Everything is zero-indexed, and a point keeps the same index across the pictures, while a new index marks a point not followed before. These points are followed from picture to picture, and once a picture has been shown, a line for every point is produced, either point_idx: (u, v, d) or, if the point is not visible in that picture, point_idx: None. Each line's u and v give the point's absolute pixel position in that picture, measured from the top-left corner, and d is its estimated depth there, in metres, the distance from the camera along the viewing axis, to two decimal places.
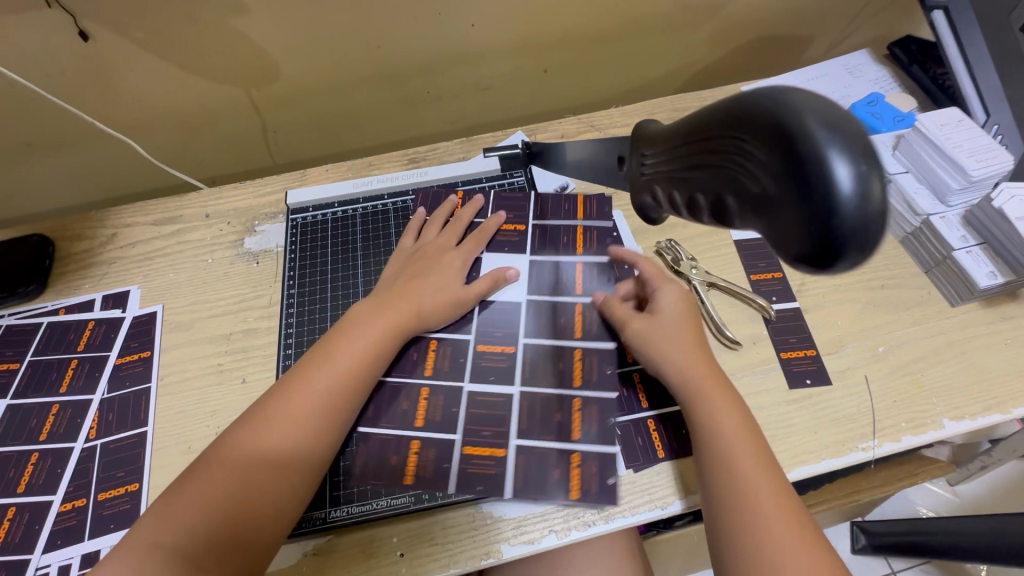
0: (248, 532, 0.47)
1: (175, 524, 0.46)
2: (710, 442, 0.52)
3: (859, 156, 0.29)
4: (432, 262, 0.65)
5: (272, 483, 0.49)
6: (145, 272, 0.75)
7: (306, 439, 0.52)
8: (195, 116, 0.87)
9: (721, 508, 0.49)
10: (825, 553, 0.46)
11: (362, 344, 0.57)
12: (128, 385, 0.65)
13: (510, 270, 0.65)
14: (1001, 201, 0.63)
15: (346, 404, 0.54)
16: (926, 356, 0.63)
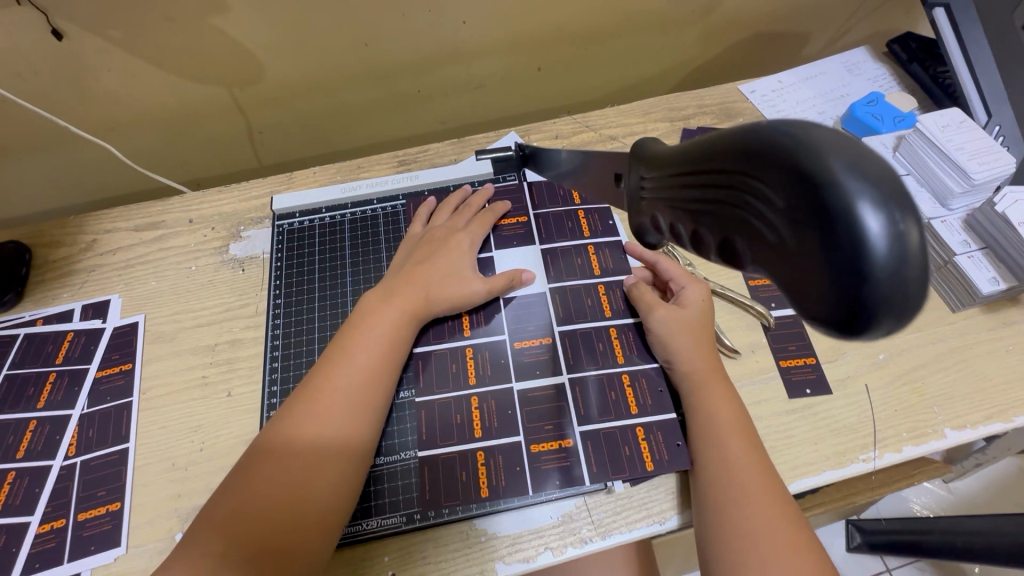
0: (298, 535, 0.45)
1: (219, 532, 0.44)
2: (709, 439, 0.52)
3: (895, 206, 0.21)
4: (439, 246, 0.64)
5: (317, 481, 0.47)
6: (126, 280, 0.72)
7: (342, 432, 0.49)
8: (177, 116, 0.84)
9: (709, 507, 0.48)
10: (819, 566, 0.44)
11: (379, 339, 0.55)
12: (109, 399, 0.63)
13: (525, 273, 0.65)
14: (1004, 205, 0.62)
15: (373, 393, 0.52)
16: (927, 363, 0.62)
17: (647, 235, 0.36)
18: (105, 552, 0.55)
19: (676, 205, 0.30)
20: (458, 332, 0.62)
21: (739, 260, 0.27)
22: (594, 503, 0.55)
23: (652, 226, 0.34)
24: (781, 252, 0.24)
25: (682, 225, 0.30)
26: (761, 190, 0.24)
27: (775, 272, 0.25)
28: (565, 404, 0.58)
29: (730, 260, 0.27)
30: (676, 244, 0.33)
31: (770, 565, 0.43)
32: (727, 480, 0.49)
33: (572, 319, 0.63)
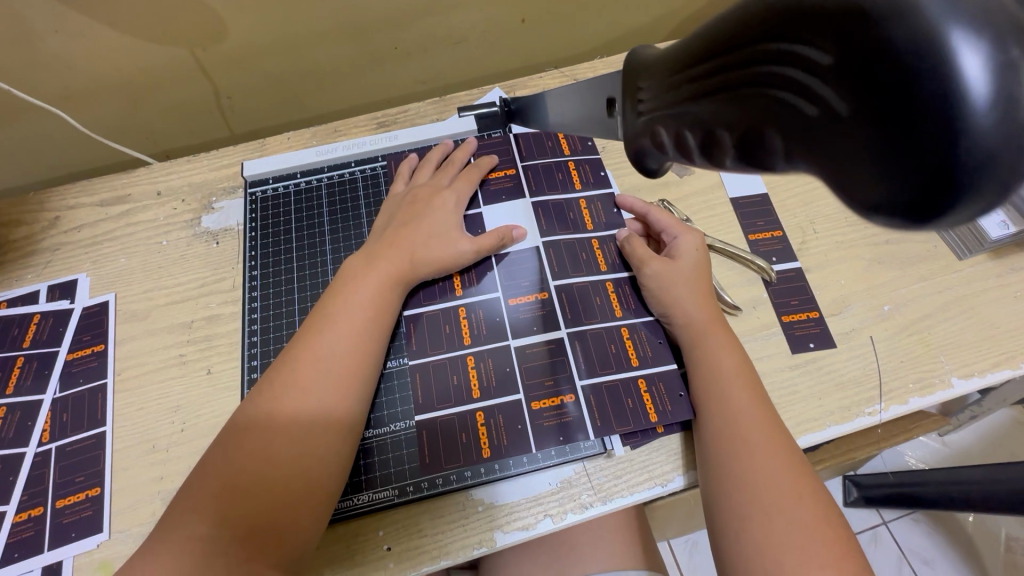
0: (288, 509, 0.42)
1: (203, 515, 0.41)
2: (711, 392, 0.50)
3: (1003, 34, 0.17)
4: (423, 206, 0.60)
5: (307, 450, 0.44)
6: (93, 257, 0.68)
7: (329, 400, 0.47)
8: (139, 82, 0.78)
9: (714, 462, 0.47)
10: (829, 517, 0.42)
11: (362, 299, 0.52)
12: (81, 382, 0.60)
13: (517, 229, 0.61)
14: None
15: (361, 357, 0.50)
16: (933, 313, 0.60)
17: (652, 159, 0.34)
18: (86, 539, 0.52)
19: (688, 109, 0.28)
20: (449, 292, 0.59)
21: (768, 155, 0.24)
22: (594, 468, 0.53)
23: (657, 145, 0.32)
24: (829, 127, 0.21)
25: (696, 128, 0.28)
26: (804, 57, 0.21)
27: (822, 155, 0.22)
28: (566, 357, 0.56)
29: (757, 158, 0.25)
30: (685, 160, 0.31)
31: (777, 516, 0.42)
32: (733, 432, 0.47)
33: (567, 273, 0.60)
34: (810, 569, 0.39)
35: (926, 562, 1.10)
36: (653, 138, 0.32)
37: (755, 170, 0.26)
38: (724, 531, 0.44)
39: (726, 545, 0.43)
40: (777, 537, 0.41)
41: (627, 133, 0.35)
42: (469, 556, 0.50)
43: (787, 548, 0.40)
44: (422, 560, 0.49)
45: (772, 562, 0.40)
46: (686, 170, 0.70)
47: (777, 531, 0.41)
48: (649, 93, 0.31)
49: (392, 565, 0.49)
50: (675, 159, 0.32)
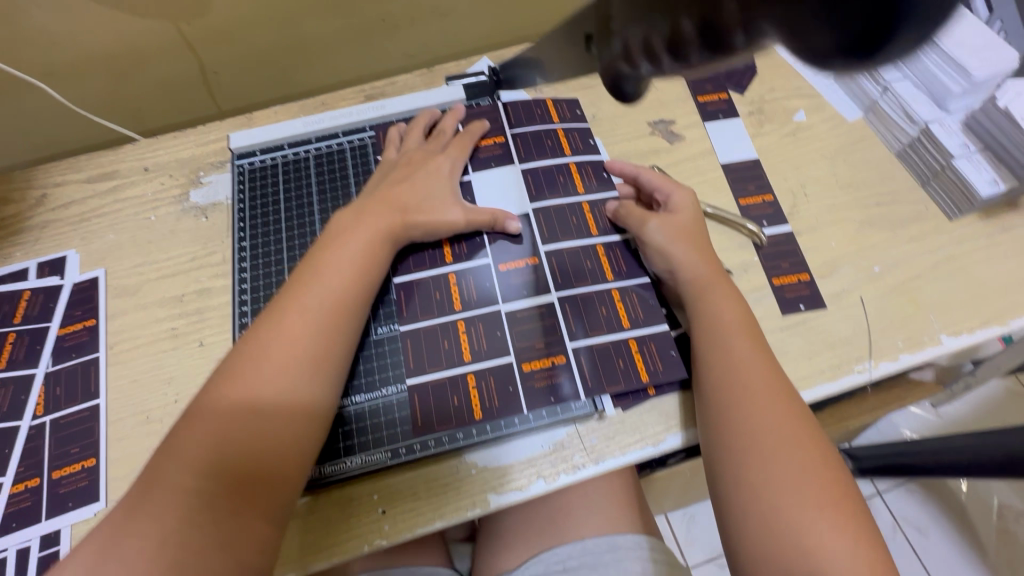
0: (275, 459, 0.43)
1: (187, 465, 0.41)
2: (712, 342, 0.50)
3: None
4: (418, 168, 0.60)
5: (292, 401, 0.45)
6: (82, 234, 0.68)
7: (314, 353, 0.47)
8: (122, 57, 0.77)
9: (712, 411, 0.47)
10: (826, 459, 0.43)
11: (348, 256, 0.52)
12: (74, 356, 0.60)
13: (512, 219, 0.59)
14: (1007, 101, 0.59)
15: (346, 311, 0.50)
16: (924, 273, 0.60)
17: (627, 84, 0.30)
18: (83, 508, 0.53)
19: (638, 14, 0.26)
20: (439, 260, 0.59)
21: (732, 27, 0.21)
22: (586, 430, 0.53)
23: (628, 64, 0.28)
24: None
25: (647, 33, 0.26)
26: None
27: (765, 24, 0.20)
28: (557, 320, 0.56)
29: (721, 40, 0.22)
30: (658, 73, 0.27)
31: (774, 460, 0.43)
32: (730, 381, 0.47)
33: (557, 237, 0.60)
34: (806, 509, 0.41)
35: (919, 530, 1.10)
36: (624, 57, 0.28)
37: (725, 57, 0.23)
38: (721, 477, 0.45)
39: (723, 489, 0.44)
40: (774, 480, 0.42)
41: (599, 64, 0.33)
42: (466, 517, 0.50)
43: (783, 490, 0.42)
44: (418, 522, 0.50)
45: (768, 504, 0.42)
46: (677, 137, 0.70)
47: (774, 475, 0.42)
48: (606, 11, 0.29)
49: (388, 528, 0.50)
50: (648, 75, 0.28)
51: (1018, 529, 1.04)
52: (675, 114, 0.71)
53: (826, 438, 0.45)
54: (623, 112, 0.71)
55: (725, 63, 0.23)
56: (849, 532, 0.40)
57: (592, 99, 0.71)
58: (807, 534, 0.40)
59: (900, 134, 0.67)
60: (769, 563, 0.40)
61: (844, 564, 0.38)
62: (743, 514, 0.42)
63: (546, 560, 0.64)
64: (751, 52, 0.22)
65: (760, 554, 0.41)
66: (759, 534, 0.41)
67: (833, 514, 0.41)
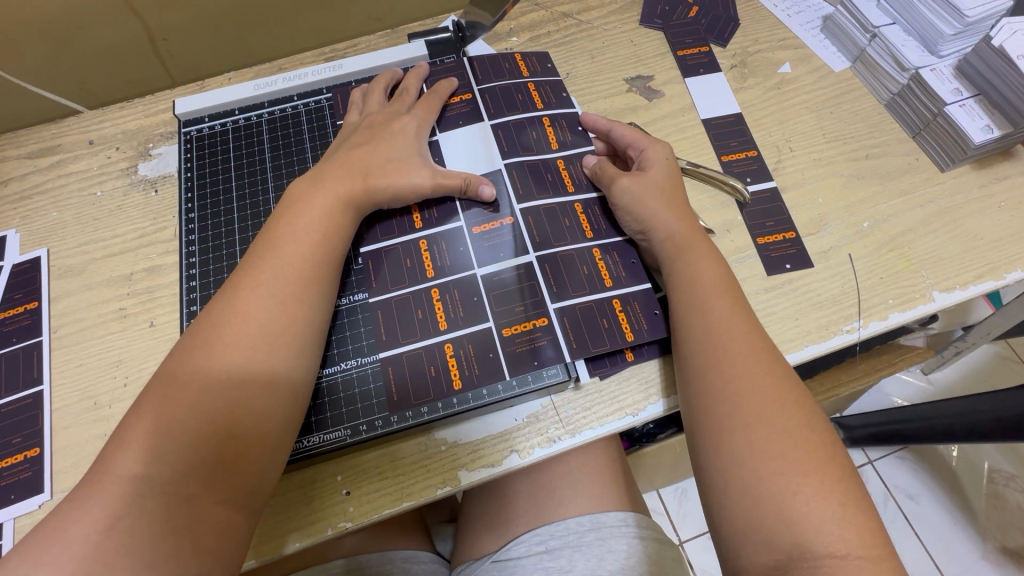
0: (235, 442, 0.40)
1: (137, 454, 0.38)
2: (690, 303, 0.47)
3: None
4: (380, 130, 0.55)
5: (250, 381, 0.41)
6: (22, 212, 0.63)
7: (271, 327, 0.43)
8: (64, 25, 0.72)
9: (692, 375, 0.45)
10: (812, 421, 0.41)
11: (308, 225, 0.48)
12: (15, 341, 0.56)
13: (486, 186, 0.54)
14: (1001, 38, 0.55)
15: (308, 282, 0.46)
16: (915, 227, 0.57)
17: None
18: (26, 501, 0.49)
19: None
20: (408, 227, 0.54)
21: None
22: (561, 402, 0.50)
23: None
24: None
25: None
26: None
27: None
28: (536, 282, 0.52)
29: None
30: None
31: (758, 425, 0.40)
32: (711, 342, 0.44)
33: (534, 196, 0.56)
34: (791, 476, 0.38)
35: (911, 498, 1.07)
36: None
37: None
38: (702, 444, 0.42)
39: (705, 457, 0.42)
40: (758, 446, 0.39)
41: None
42: (434, 496, 0.47)
43: (765, 456, 0.39)
44: (383, 503, 0.47)
45: (750, 472, 0.39)
46: (655, 93, 0.66)
47: (756, 440, 0.40)
48: None
49: (352, 510, 0.47)
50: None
51: (1007, 493, 1.05)
52: (653, 69, 0.67)
53: (813, 400, 0.42)
54: (598, 69, 0.67)
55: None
56: (837, 497, 0.37)
57: (565, 56, 0.67)
58: (792, 501, 0.37)
59: (891, 83, 0.63)
60: (753, 533, 0.38)
61: (831, 532, 0.36)
62: (726, 482, 0.40)
63: (528, 541, 0.62)
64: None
65: (742, 524, 0.38)
66: (742, 503, 0.39)
67: (820, 479, 0.38)
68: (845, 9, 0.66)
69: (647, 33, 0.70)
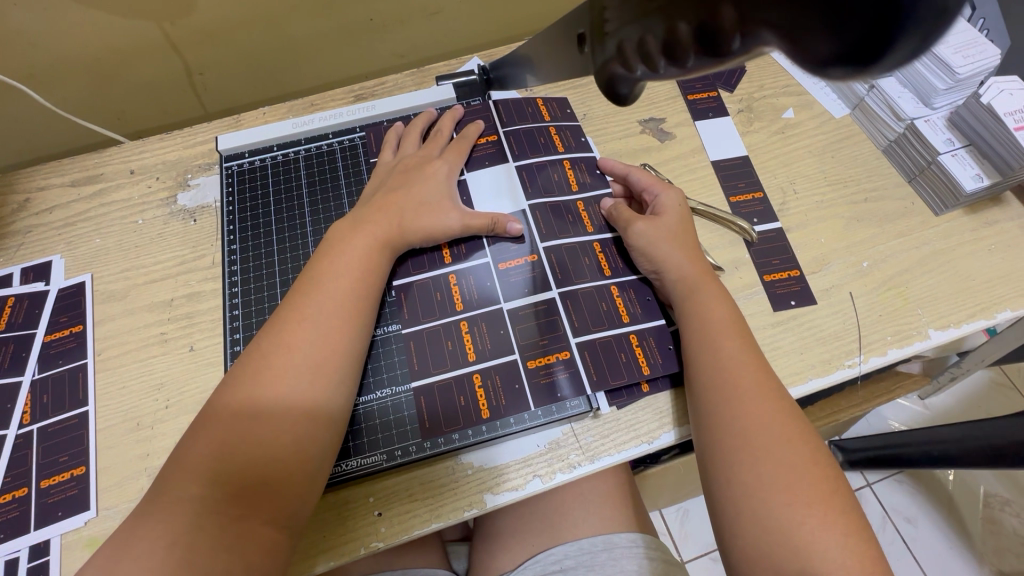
0: (280, 467, 0.42)
1: (193, 477, 0.41)
2: (704, 341, 0.50)
3: None
4: (415, 175, 0.59)
5: (295, 408, 0.44)
6: (67, 238, 0.67)
7: (315, 358, 0.46)
8: (110, 60, 0.76)
9: (706, 409, 0.48)
10: (817, 456, 0.44)
11: (349, 262, 0.51)
12: (61, 363, 0.59)
13: (514, 222, 0.58)
14: (990, 96, 0.60)
15: (349, 315, 0.49)
16: (911, 267, 0.61)
17: (621, 84, 0.33)
18: (72, 518, 0.52)
19: (646, 17, 0.28)
20: (438, 262, 0.58)
21: (731, 33, 0.23)
22: (582, 429, 0.53)
23: (624, 66, 0.31)
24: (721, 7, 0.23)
25: (653, 37, 0.27)
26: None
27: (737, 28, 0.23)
28: (558, 316, 0.55)
29: (719, 43, 0.24)
30: (652, 74, 0.29)
31: (767, 458, 0.43)
32: (723, 380, 0.48)
33: (556, 235, 0.60)
34: (797, 506, 0.41)
35: (909, 520, 1.10)
36: (620, 59, 0.31)
37: (724, 62, 0.25)
38: (715, 475, 0.45)
39: (718, 488, 0.45)
40: (767, 478, 0.43)
41: (607, 54, 0.32)
42: (461, 518, 0.50)
43: (773, 488, 0.42)
44: (413, 523, 0.49)
45: (760, 502, 0.42)
46: (667, 135, 0.70)
47: (766, 472, 0.43)
48: (615, 14, 0.30)
49: (384, 531, 0.49)
50: (642, 77, 0.31)
51: (1003, 518, 1.07)
52: (665, 112, 0.71)
53: (818, 436, 0.46)
54: (613, 111, 0.71)
55: (719, 67, 0.25)
56: (839, 527, 0.41)
57: (582, 98, 0.72)
58: (798, 530, 0.40)
59: (887, 131, 0.68)
60: (763, 560, 0.41)
61: (835, 559, 0.39)
62: (736, 511, 0.43)
63: (543, 561, 0.64)
64: (747, 57, 0.24)
65: (752, 552, 0.41)
66: (752, 531, 0.42)
67: (824, 509, 0.41)
68: None
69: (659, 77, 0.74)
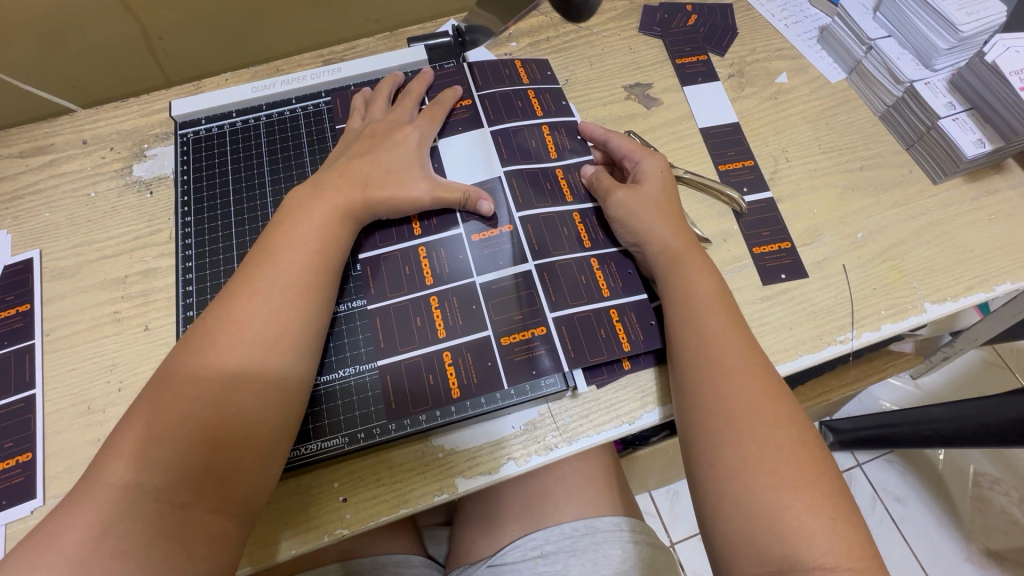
0: (228, 451, 0.40)
1: (129, 461, 0.38)
2: (686, 316, 0.47)
3: None
4: (383, 139, 0.55)
5: (243, 388, 0.41)
6: (14, 213, 0.62)
7: (266, 335, 0.43)
8: (60, 22, 0.71)
9: (687, 388, 0.45)
10: (805, 437, 0.41)
11: (305, 233, 0.48)
12: (6, 344, 0.55)
13: (485, 201, 0.54)
14: (995, 54, 0.56)
15: (305, 289, 0.46)
16: (908, 238, 0.58)
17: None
18: (18, 507, 0.49)
19: None
20: (407, 234, 0.54)
21: None
22: (559, 409, 0.50)
23: None
24: None
25: None
26: None
27: None
28: (535, 290, 0.52)
29: None
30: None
31: (751, 441, 0.41)
32: (707, 359, 0.45)
33: (533, 204, 0.56)
34: (783, 490, 0.39)
35: (899, 500, 1.09)
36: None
37: None
38: (697, 457, 0.43)
39: (700, 473, 0.42)
40: (751, 460, 0.40)
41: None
42: (431, 503, 0.47)
43: (758, 471, 0.39)
44: (379, 510, 0.47)
45: (744, 486, 0.39)
46: (654, 102, 0.66)
47: (752, 455, 0.40)
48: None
49: (349, 517, 0.46)
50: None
51: (992, 496, 1.06)
52: (652, 77, 0.67)
53: (807, 415, 0.43)
54: (597, 76, 0.67)
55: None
56: (826, 511, 0.38)
57: (564, 62, 0.67)
58: (783, 514, 0.38)
59: (884, 96, 0.64)
60: (746, 548, 0.38)
61: (821, 544, 0.37)
62: (719, 496, 0.40)
63: (523, 545, 0.62)
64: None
65: (735, 539, 0.39)
66: (736, 517, 0.39)
67: (810, 493, 0.39)
68: (841, 21, 0.66)
69: (646, 41, 0.70)
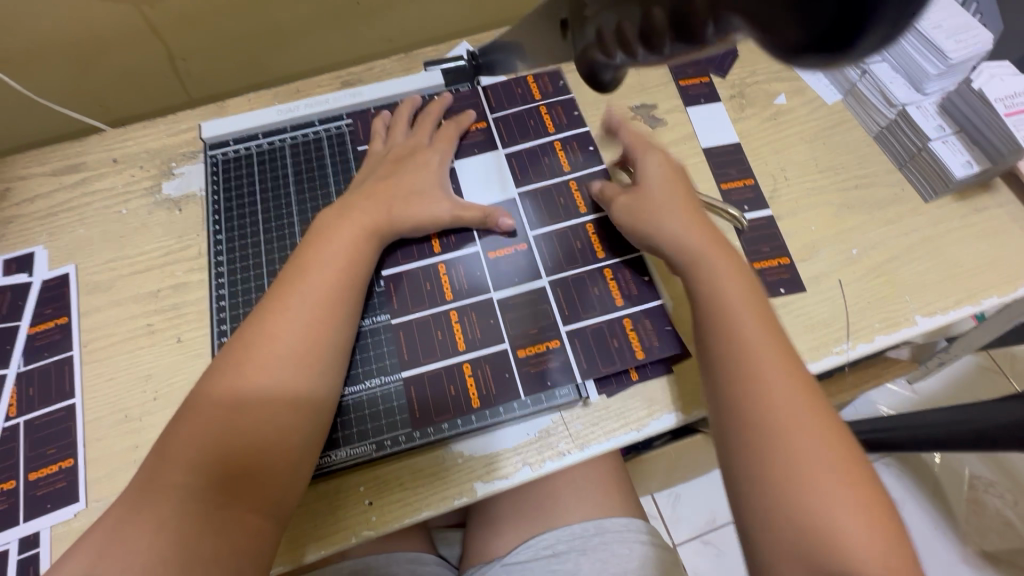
0: (264, 455, 0.43)
1: (175, 465, 0.41)
2: (718, 317, 0.47)
3: None
4: (405, 163, 0.58)
5: (278, 398, 0.44)
6: (50, 228, 0.65)
7: (298, 347, 0.46)
8: (89, 45, 0.74)
9: (727, 393, 0.45)
10: (846, 445, 0.42)
11: (333, 252, 0.51)
12: (47, 356, 0.58)
13: (506, 217, 0.58)
14: (981, 81, 0.60)
15: (333, 304, 0.49)
16: (900, 255, 0.62)
17: (604, 71, 0.32)
18: (62, 509, 0.52)
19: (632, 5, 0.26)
20: (427, 251, 0.57)
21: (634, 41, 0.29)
22: (571, 417, 0.53)
23: (604, 53, 0.30)
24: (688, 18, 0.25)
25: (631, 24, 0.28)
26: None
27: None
28: (549, 306, 0.55)
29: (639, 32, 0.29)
30: (631, 59, 0.29)
31: (800, 450, 0.41)
32: (744, 362, 0.45)
33: (546, 223, 0.59)
34: (834, 501, 0.39)
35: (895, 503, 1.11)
36: (599, 45, 0.30)
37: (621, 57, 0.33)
38: (744, 468, 0.42)
39: (745, 482, 0.42)
40: (802, 470, 0.40)
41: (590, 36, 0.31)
42: (452, 506, 0.50)
43: (810, 482, 0.40)
44: (404, 512, 0.50)
45: (796, 496, 0.39)
46: (658, 122, 0.69)
47: (802, 466, 0.40)
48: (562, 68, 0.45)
49: (375, 519, 0.49)
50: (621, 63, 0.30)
51: (986, 498, 1.09)
52: (656, 98, 0.71)
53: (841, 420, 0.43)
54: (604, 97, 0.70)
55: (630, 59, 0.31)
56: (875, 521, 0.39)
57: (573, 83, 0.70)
58: (836, 523, 0.38)
59: (877, 118, 0.67)
60: (799, 558, 0.38)
61: (873, 552, 0.37)
62: (770, 507, 0.40)
63: (535, 544, 0.65)
64: (724, 43, 0.24)
65: (788, 549, 0.39)
66: (790, 527, 0.39)
67: (859, 503, 0.39)
68: None
69: None
